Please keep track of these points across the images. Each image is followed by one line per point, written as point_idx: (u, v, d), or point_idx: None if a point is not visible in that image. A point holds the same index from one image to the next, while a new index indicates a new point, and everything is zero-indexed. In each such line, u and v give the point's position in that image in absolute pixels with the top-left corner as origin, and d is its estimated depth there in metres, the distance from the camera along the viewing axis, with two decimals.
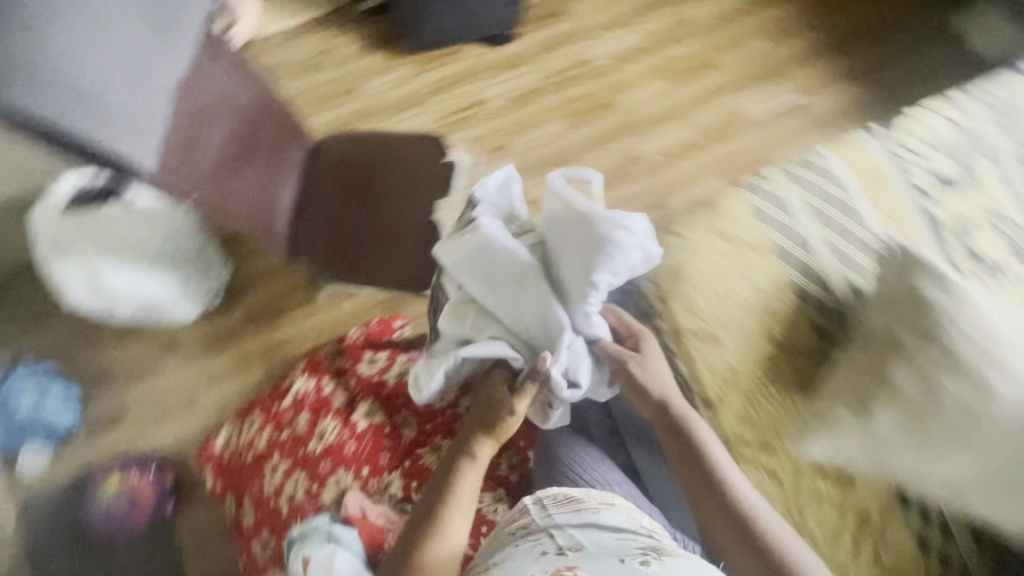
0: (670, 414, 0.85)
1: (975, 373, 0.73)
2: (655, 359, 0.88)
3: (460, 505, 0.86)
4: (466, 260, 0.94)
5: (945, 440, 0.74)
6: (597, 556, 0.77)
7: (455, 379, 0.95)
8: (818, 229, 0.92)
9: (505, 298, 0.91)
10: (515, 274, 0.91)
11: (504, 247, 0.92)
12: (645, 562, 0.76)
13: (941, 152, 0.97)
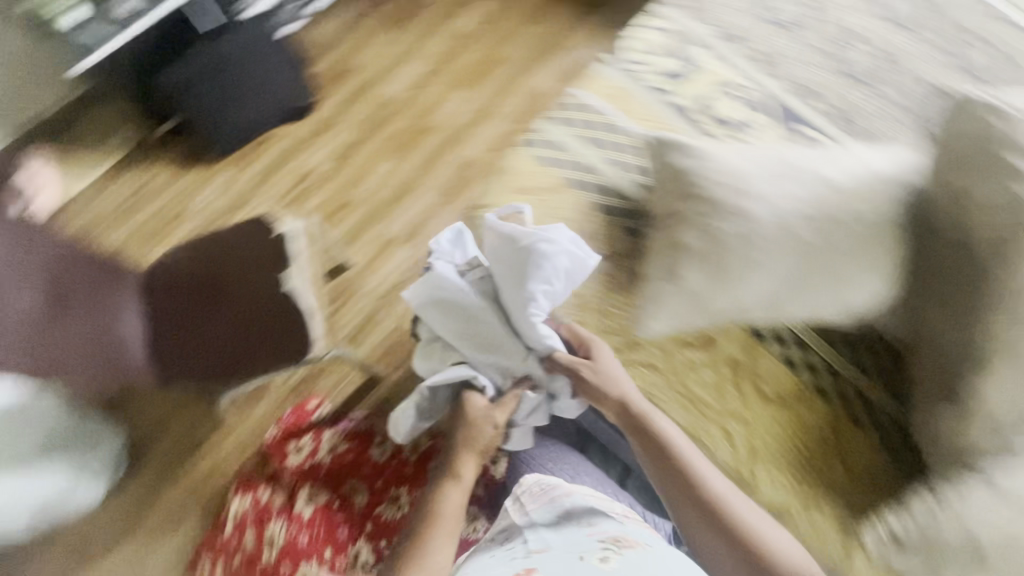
0: (629, 412, 0.91)
1: (733, 203, 0.85)
2: (615, 369, 0.93)
3: (444, 527, 0.90)
4: (423, 304, 0.98)
5: (740, 267, 0.84)
6: (560, 560, 0.84)
7: (434, 416, 1.02)
8: (596, 151, 1.04)
9: (461, 335, 0.96)
10: (470, 311, 0.95)
11: (456, 290, 0.95)
12: (602, 560, 0.83)
13: (660, 57, 1.14)
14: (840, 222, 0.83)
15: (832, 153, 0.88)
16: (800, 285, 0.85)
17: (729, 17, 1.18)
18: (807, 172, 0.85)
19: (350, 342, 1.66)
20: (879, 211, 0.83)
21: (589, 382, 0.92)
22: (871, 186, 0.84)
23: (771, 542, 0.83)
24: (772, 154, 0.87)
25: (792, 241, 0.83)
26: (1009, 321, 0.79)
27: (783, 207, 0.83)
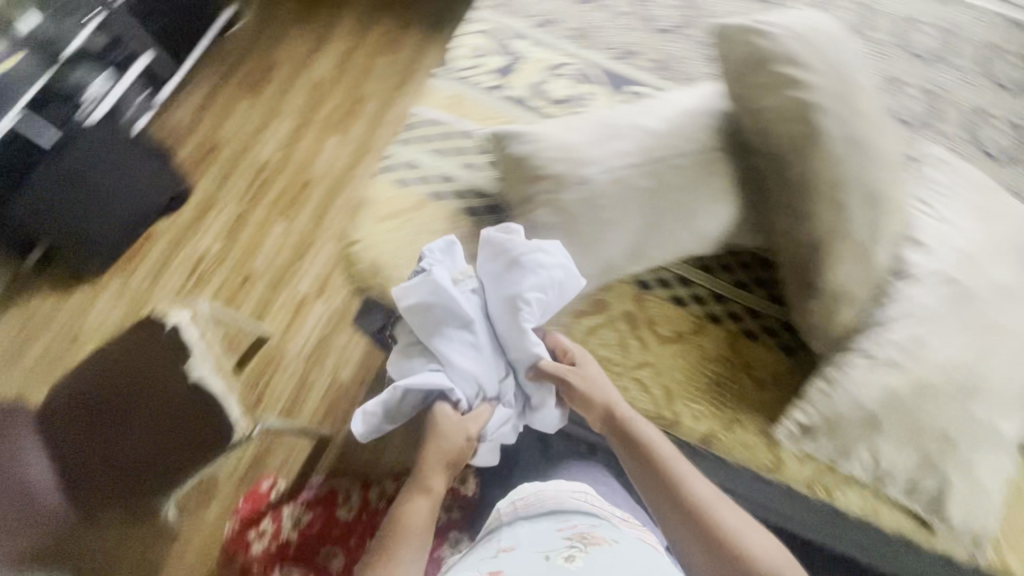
0: (615, 416, 0.88)
1: (574, 174, 0.89)
2: (601, 381, 0.90)
3: (410, 544, 0.78)
4: (409, 305, 0.88)
5: (598, 230, 0.88)
6: (524, 559, 0.81)
7: (400, 419, 0.89)
8: (450, 160, 1.08)
9: (444, 345, 0.87)
10: (460, 325, 0.88)
11: (449, 302, 0.87)
12: (566, 559, 0.78)
13: (488, 58, 1.19)
14: (670, 163, 0.89)
15: (649, 104, 0.94)
16: (654, 230, 0.90)
17: (542, 5, 1.24)
18: (630, 127, 0.91)
19: (289, 413, 1.64)
20: (700, 144, 0.89)
21: (578, 391, 0.88)
22: (686, 125, 0.90)
23: (747, 540, 0.80)
24: (595, 122, 0.93)
25: (634, 192, 0.88)
26: (839, 209, 0.83)
27: (617, 164, 0.89)
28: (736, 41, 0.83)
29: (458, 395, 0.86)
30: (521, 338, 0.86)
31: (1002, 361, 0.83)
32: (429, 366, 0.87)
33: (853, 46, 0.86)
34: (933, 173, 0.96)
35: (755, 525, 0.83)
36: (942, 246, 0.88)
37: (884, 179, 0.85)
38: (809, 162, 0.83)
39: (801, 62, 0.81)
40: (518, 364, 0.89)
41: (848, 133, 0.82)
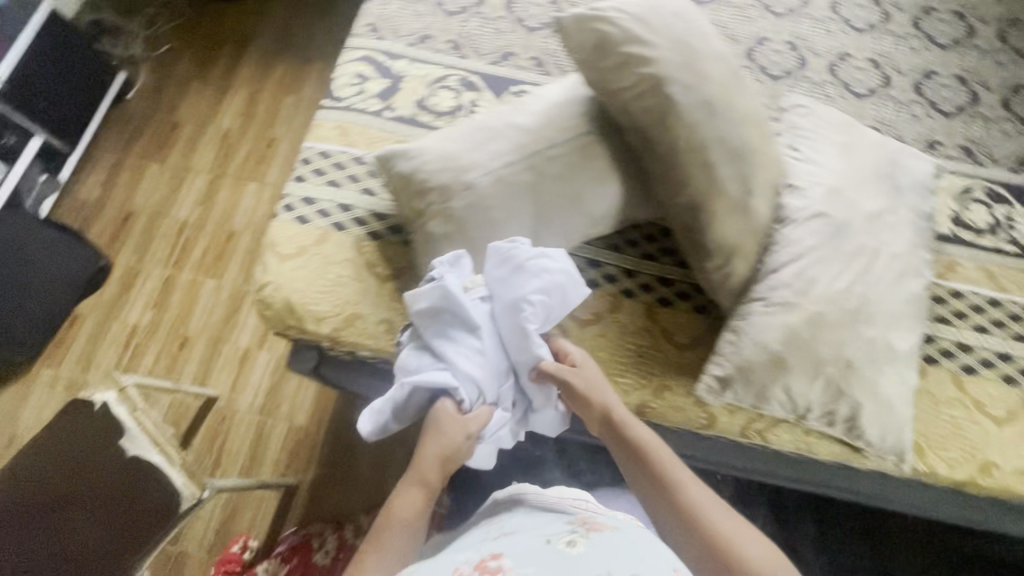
0: (612, 418, 0.82)
1: (458, 182, 0.91)
2: (598, 382, 0.85)
3: (398, 536, 0.75)
4: (421, 308, 0.86)
5: (491, 231, 0.91)
6: (523, 542, 0.69)
7: (406, 420, 0.86)
8: (347, 190, 1.10)
9: (451, 347, 0.84)
10: (467, 331, 0.85)
11: (457, 305, 0.84)
12: (567, 545, 0.66)
13: (371, 82, 1.20)
14: (546, 156, 0.92)
15: (521, 102, 0.98)
16: (544, 223, 0.93)
17: (415, 22, 1.26)
18: (504, 126, 0.94)
19: (250, 467, 1.61)
20: (572, 133, 0.93)
21: (573, 392, 0.83)
22: (555, 117, 0.94)
23: (742, 546, 0.69)
24: (470, 127, 0.95)
25: (517, 189, 0.91)
26: (708, 170, 0.87)
27: (496, 165, 0.91)
28: (582, 26, 0.84)
29: (462, 395, 0.82)
30: (525, 342, 0.83)
31: (881, 283, 0.89)
32: (435, 365, 0.84)
33: (692, 18, 0.91)
34: (794, 120, 1.02)
35: (766, 544, 0.70)
36: (812, 185, 0.93)
37: (745, 134, 0.89)
38: (674, 129, 0.85)
39: (645, 39, 0.84)
40: (520, 370, 0.86)
41: (704, 96, 0.85)
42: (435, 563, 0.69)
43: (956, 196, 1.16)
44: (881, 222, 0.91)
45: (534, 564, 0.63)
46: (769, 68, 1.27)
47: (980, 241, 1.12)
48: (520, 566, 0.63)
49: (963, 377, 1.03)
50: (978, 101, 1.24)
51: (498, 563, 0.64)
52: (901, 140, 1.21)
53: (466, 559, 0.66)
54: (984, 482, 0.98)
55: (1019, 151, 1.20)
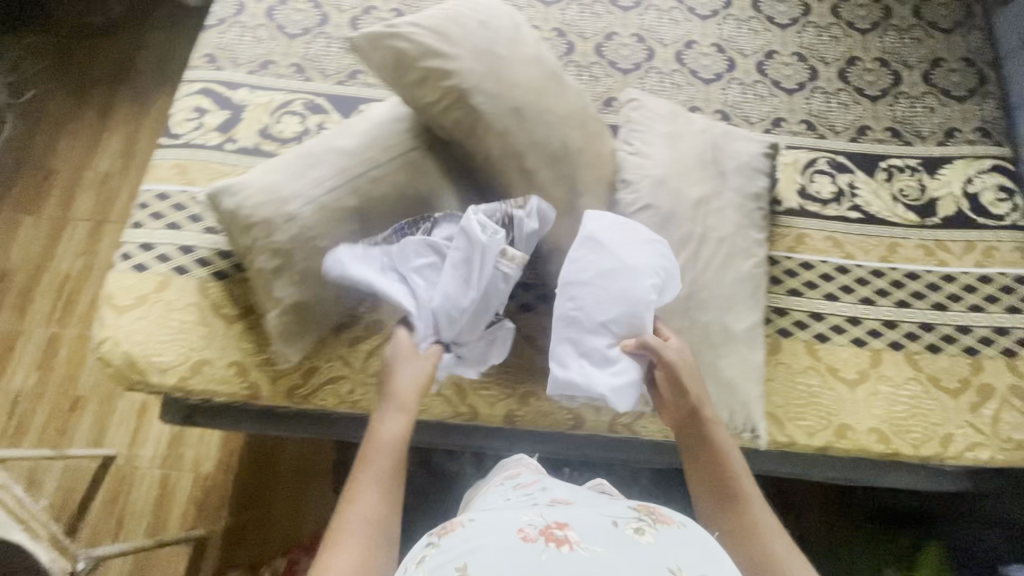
0: (698, 414, 0.80)
1: (281, 214, 0.89)
2: (698, 377, 0.82)
3: (387, 456, 0.73)
4: (462, 243, 0.84)
5: (321, 260, 0.89)
6: (586, 513, 0.64)
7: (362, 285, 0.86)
8: (188, 231, 1.05)
9: (448, 287, 0.84)
10: (466, 283, 0.84)
11: (482, 266, 0.84)
12: (636, 530, 0.62)
13: (209, 114, 1.16)
14: (370, 177, 0.90)
15: (348, 124, 0.96)
16: None
17: (255, 49, 1.23)
18: (327, 151, 0.92)
19: (155, 523, 1.54)
20: (396, 151, 0.92)
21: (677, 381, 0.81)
22: (377, 137, 0.93)
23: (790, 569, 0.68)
24: (294, 155, 0.93)
25: (342, 214, 0.89)
26: (529, 175, 0.87)
27: (317, 193, 0.89)
28: (376, 44, 0.82)
29: (423, 326, 0.84)
30: (638, 313, 0.83)
31: (709, 268, 0.91)
32: (419, 284, 0.85)
33: (501, 25, 0.91)
34: (627, 115, 1.03)
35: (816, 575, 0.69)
36: (639, 179, 0.94)
37: (563, 135, 0.89)
38: (485, 139, 0.85)
39: (443, 51, 0.83)
40: (613, 332, 0.84)
41: (511, 102, 0.85)
42: (490, 515, 0.64)
43: (801, 170, 1.20)
44: (706, 207, 0.93)
45: (603, 544, 0.59)
46: (618, 62, 1.29)
47: (825, 212, 1.17)
48: (589, 542, 0.59)
49: (817, 345, 1.06)
50: (817, 75, 1.29)
51: (565, 533, 0.59)
52: (748, 120, 1.25)
53: (526, 520, 0.62)
54: (841, 445, 1.01)
55: (858, 120, 1.25)
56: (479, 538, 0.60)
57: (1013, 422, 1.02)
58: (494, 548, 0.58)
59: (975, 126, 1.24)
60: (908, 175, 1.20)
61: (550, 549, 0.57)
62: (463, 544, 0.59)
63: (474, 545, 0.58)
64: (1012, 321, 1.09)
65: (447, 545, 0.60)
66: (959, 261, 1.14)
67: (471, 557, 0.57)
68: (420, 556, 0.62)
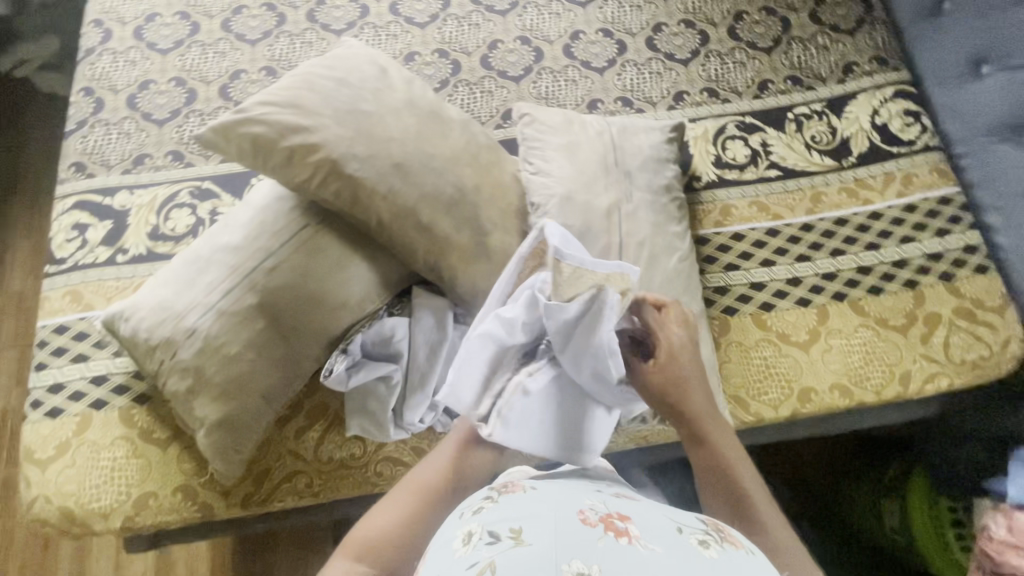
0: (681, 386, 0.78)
1: (181, 328, 0.82)
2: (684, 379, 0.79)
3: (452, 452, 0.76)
4: (425, 323, 0.91)
5: (235, 365, 0.82)
6: (648, 511, 0.56)
7: (355, 377, 0.87)
8: (97, 359, 0.98)
9: (428, 360, 0.90)
10: (442, 353, 0.91)
11: (449, 336, 0.92)
12: (701, 543, 0.52)
13: (91, 229, 1.07)
14: (264, 268, 0.84)
15: (230, 217, 0.90)
16: (288, 338, 0.85)
17: (126, 145, 1.14)
18: (214, 252, 0.86)
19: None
20: (285, 234, 0.86)
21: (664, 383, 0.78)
22: (263, 223, 0.87)
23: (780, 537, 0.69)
24: (182, 262, 0.87)
25: (245, 315, 0.83)
26: (429, 229, 0.82)
27: (213, 299, 0.83)
28: (228, 134, 0.76)
29: (424, 403, 0.90)
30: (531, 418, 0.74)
31: (635, 276, 0.88)
32: (400, 364, 0.90)
33: (362, 78, 0.86)
34: (520, 132, 0.99)
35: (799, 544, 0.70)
36: (546, 200, 0.91)
37: (454, 177, 0.85)
38: (372, 204, 0.79)
39: (303, 125, 0.77)
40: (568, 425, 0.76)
41: (390, 160, 0.81)
42: (555, 488, 0.59)
43: (713, 140, 1.18)
44: (619, 213, 0.90)
45: (664, 547, 0.50)
46: (508, 71, 1.24)
47: (744, 176, 1.15)
48: (650, 540, 0.51)
49: (763, 315, 1.05)
50: (708, 38, 1.27)
51: (626, 525, 0.52)
52: (649, 101, 1.22)
53: (591, 503, 0.56)
54: (808, 409, 1.00)
55: (757, 75, 1.24)
56: (538, 507, 0.55)
57: (962, 344, 1.03)
58: (549, 520, 0.52)
59: (870, 56, 1.23)
60: (817, 121, 1.19)
61: (607, 537, 0.50)
62: (523, 508, 0.55)
63: (534, 512, 0.54)
64: (942, 245, 1.10)
65: (508, 504, 0.56)
66: (882, 196, 1.14)
67: (526, 525, 0.52)
68: (477, 506, 0.59)
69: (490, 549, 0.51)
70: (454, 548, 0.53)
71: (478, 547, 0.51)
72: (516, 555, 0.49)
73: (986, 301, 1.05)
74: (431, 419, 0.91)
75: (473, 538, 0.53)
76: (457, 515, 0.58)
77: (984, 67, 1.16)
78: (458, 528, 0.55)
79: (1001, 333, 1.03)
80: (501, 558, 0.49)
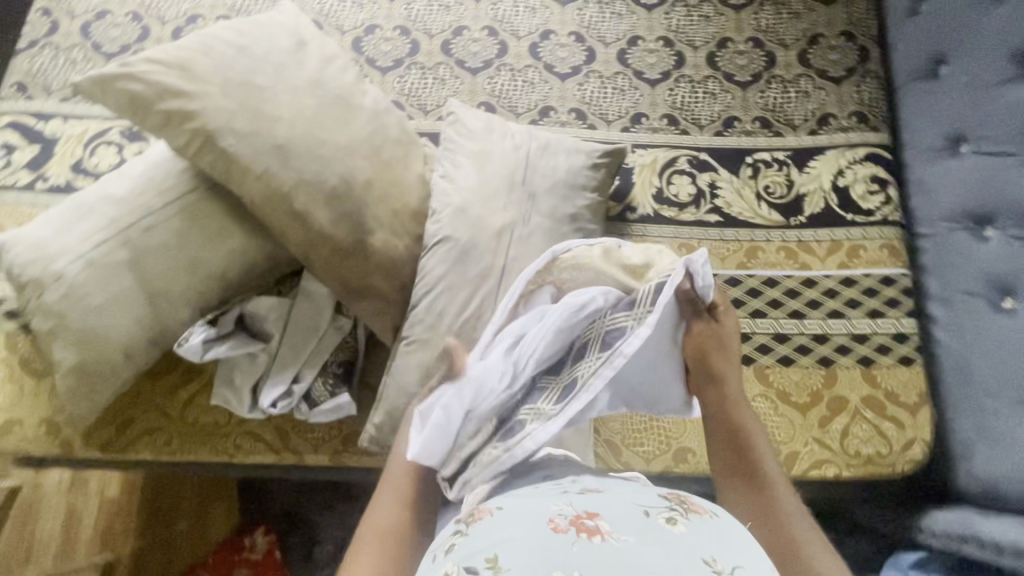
0: (718, 353, 0.75)
1: (50, 270, 0.83)
2: (728, 353, 0.76)
3: (404, 493, 0.67)
4: (298, 308, 0.91)
5: (98, 316, 0.83)
6: (616, 499, 0.52)
7: (214, 349, 0.86)
8: None
9: (293, 343, 0.89)
10: (309, 340, 0.90)
11: (319, 325, 0.90)
12: (667, 520, 0.48)
13: (18, 151, 1.08)
14: (142, 227, 0.85)
15: (126, 168, 0.90)
16: (156, 300, 0.84)
17: (69, 73, 1.14)
18: (99, 200, 0.87)
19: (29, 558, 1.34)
20: (170, 196, 0.86)
21: (704, 347, 0.75)
22: (153, 181, 0.87)
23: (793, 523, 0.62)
24: (68, 205, 0.88)
25: (114, 269, 0.83)
26: (303, 217, 0.80)
27: (86, 248, 0.84)
28: (106, 87, 0.76)
29: (280, 385, 0.88)
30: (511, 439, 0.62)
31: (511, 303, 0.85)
32: (268, 345, 0.90)
33: (269, 49, 0.84)
34: (443, 131, 0.95)
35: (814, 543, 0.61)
36: (441, 207, 0.87)
37: (343, 169, 0.82)
38: (245, 183, 0.79)
39: (185, 90, 0.77)
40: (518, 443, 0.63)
41: (272, 140, 0.79)
42: (522, 500, 0.52)
43: (660, 171, 1.11)
44: (510, 235, 0.86)
45: (638, 536, 0.46)
46: (466, 60, 1.19)
47: (681, 217, 1.09)
48: (623, 531, 0.47)
49: None
50: (684, 61, 1.19)
51: (597, 522, 0.47)
52: (605, 117, 1.16)
53: (556, 506, 0.50)
54: (680, 471, 0.96)
55: (725, 110, 1.16)
56: (510, 525, 0.48)
57: (863, 436, 0.97)
58: (523, 540, 0.46)
59: (851, 110, 1.14)
60: (775, 171, 1.11)
61: (582, 540, 0.45)
62: (496, 532, 0.48)
63: (504, 534, 0.47)
64: (872, 327, 1.02)
65: (479, 534, 0.49)
66: (822, 264, 1.06)
67: (501, 549, 0.46)
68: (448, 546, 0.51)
69: None
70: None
71: None
72: None
73: (901, 397, 0.98)
74: (289, 404, 0.88)
75: None
76: (429, 559, 0.50)
77: (962, 145, 1.07)
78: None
79: (908, 433, 0.97)
80: None
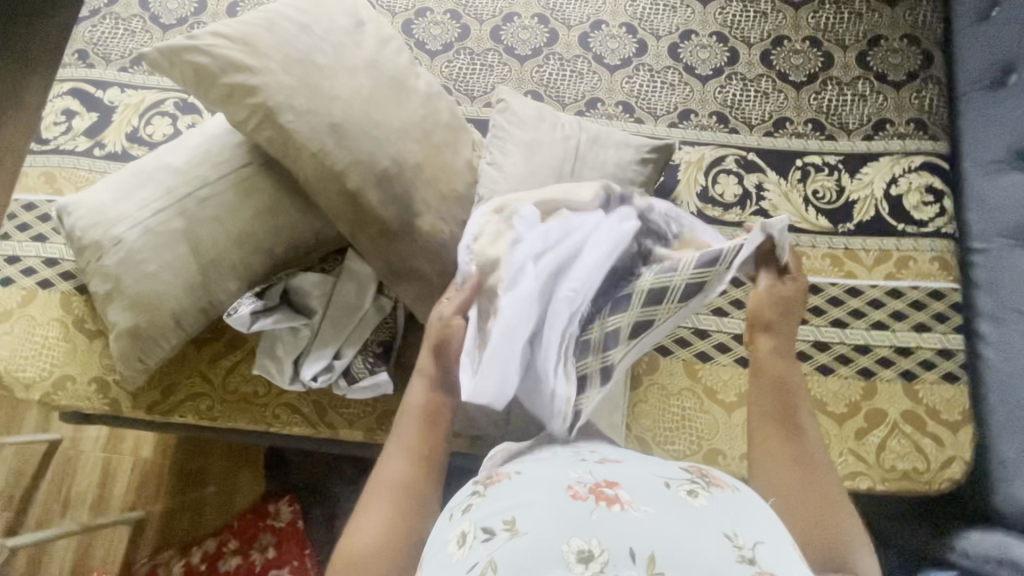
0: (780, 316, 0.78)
1: (109, 234, 0.86)
2: (790, 316, 0.78)
3: (414, 445, 0.70)
4: (343, 287, 0.92)
5: (152, 282, 0.85)
6: (637, 471, 0.55)
7: (259, 322, 0.88)
8: (53, 243, 1.03)
9: (337, 321, 0.91)
10: (352, 319, 0.91)
11: (362, 305, 0.92)
12: (689, 493, 0.52)
13: (78, 117, 1.11)
14: (197, 198, 0.87)
15: (183, 139, 0.93)
16: (207, 270, 0.86)
17: (128, 44, 1.17)
18: (157, 169, 0.89)
19: (70, 508, 1.41)
20: (225, 169, 0.88)
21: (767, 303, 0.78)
22: (208, 154, 0.89)
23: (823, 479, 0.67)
24: (127, 172, 0.91)
25: (169, 237, 0.86)
26: (354, 197, 0.81)
27: (144, 215, 0.86)
28: (172, 59, 0.78)
29: (322, 360, 0.90)
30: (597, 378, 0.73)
31: None
32: (313, 320, 0.91)
33: (329, 28, 0.85)
34: (493, 118, 0.95)
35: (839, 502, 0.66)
36: (488, 193, 0.87)
37: (395, 150, 0.83)
38: (300, 160, 0.80)
39: (247, 65, 0.78)
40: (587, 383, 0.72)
41: (328, 119, 0.80)
42: (541, 467, 0.56)
43: (706, 169, 1.10)
44: None
45: (659, 508, 0.49)
46: (515, 47, 1.18)
47: (726, 217, 1.07)
48: (642, 502, 0.50)
49: (696, 364, 1.00)
50: (737, 58, 1.16)
51: (616, 492, 0.50)
52: (653, 112, 1.14)
53: (576, 474, 0.54)
54: None
55: (777, 110, 1.13)
56: (528, 491, 0.52)
57: (900, 451, 0.95)
58: (541, 504, 0.50)
59: (908, 117, 1.11)
60: (825, 175, 1.09)
61: (601, 508, 0.49)
62: (515, 493, 0.52)
63: (521, 499, 0.51)
64: (916, 341, 1.00)
65: (497, 496, 0.53)
66: (868, 273, 1.04)
67: (519, 512, 0.50)
68: (466, 503, 0.55)
69: (486, 546, 0.48)
70: (450, 552, 0.51)
71: (475, 546, 0.49)
72: (514, 547, 0.47)
73: (942, 414, 0.96)
74: (329, 377, 0.90)
75: (469, 538, 0.50)
76: (446, 517, 0.55)
77: None
78: (450, 532, 0.53)
79: (947, 451, 0.95)
80: (502, 555, 0.47)
